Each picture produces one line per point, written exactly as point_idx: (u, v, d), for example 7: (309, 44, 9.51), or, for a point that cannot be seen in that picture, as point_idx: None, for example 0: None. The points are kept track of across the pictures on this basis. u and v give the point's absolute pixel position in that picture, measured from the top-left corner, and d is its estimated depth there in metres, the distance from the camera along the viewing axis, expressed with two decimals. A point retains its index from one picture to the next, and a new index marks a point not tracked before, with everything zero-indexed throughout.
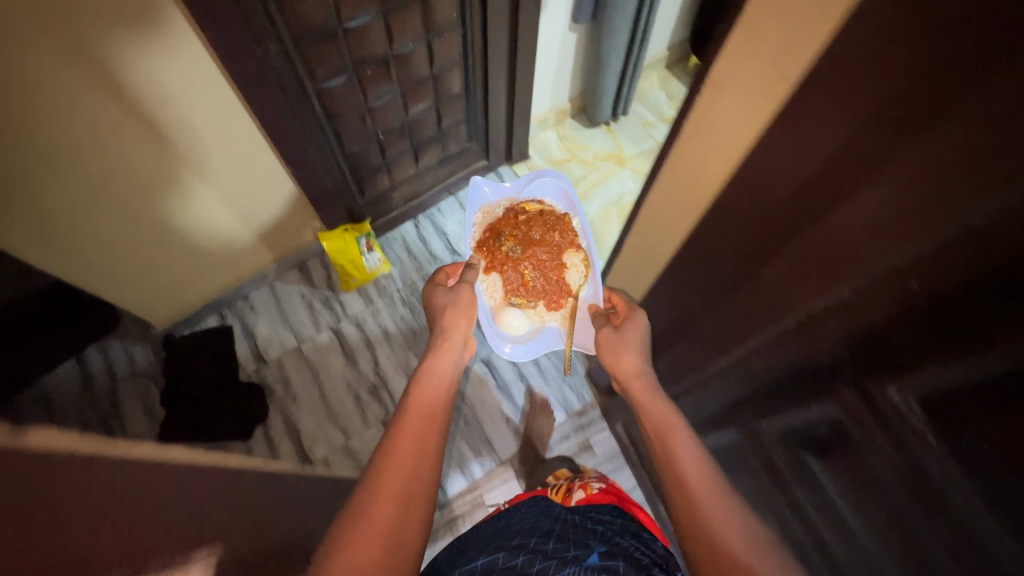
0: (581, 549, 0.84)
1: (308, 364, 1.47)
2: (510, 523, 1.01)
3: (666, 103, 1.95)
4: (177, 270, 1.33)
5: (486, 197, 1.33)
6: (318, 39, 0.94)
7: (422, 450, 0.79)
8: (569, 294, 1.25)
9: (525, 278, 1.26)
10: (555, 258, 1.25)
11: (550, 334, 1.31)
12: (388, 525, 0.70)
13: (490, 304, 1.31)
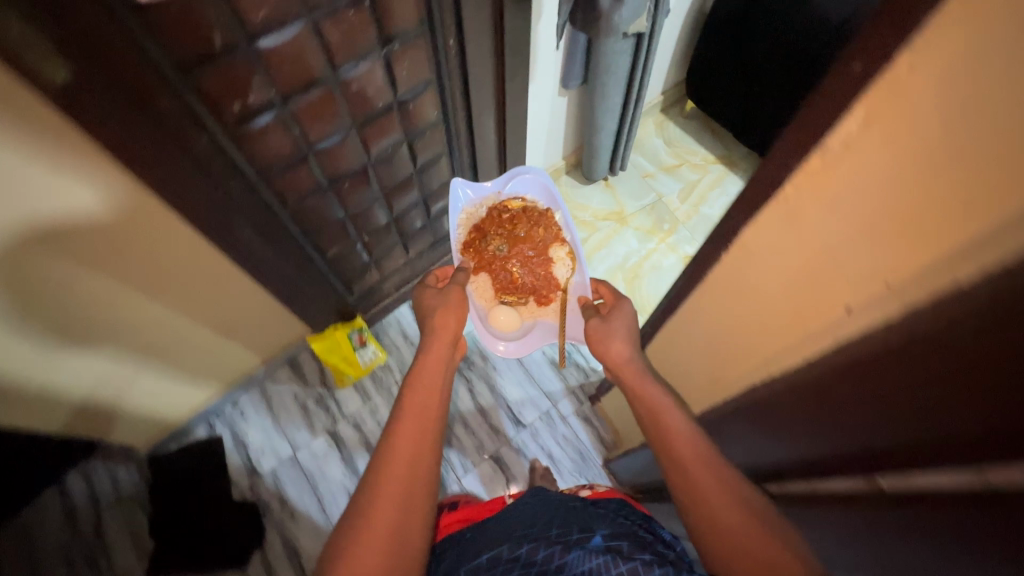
0: (584, 532, 0.81)
1: (305, 474, 1.37)
2: (509, 522, 0.87)
3: (665, 150, 1.85)
4: (160, 392, 1.24)
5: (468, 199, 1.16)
6: (285, 169, 0.85)
7: (420, 446, 0.69)
8: (560, 289, 1.09)
9: (512, 274, 1.10)
10: (541, 252, 1.09)
11: (542, 333, 1.13)
12: (394, 522, 0.62)
13: (479, 306, 1.15)
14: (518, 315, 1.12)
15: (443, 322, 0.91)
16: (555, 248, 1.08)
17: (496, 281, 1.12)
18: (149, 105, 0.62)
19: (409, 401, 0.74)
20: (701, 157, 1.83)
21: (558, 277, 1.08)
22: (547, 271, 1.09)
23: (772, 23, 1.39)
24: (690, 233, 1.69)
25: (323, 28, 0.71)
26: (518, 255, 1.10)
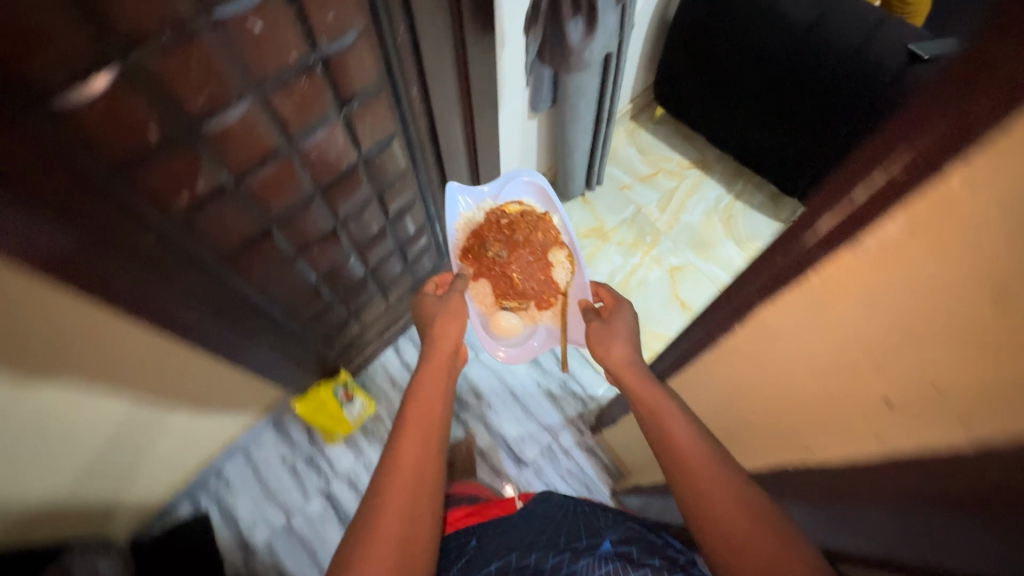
0: (592, 539, 0.86)
1: (302, 542, 1.29)
2: (518, 527, 0.95)
3: (639, 159, 1.82)
4: (134, 479, 1.15)
5: (461, 203, 1.07)
6: (247, 247, 0.78)
7: (424, 458, 0.71)
8: (560, 293, 1.05)
9: (513, 280, 1.04)
10: (541, 257, 1.04)
11: (543, 337, 1.11)
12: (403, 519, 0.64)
13: (479, 312, 1.09)
14: (518, 320, 1.09)
15: (445, 331, 0.90)
16: (556, 251, 1.03)
17: (495, 288, 1.06)
18: (76, 217, 0.53)
19: (413, 418, 0.75)
20: (676, 163, 1.80)
21: (558, 282, 1.04)
22: (548, 275, 1.04)
23: (738, 32, 1.35)
24: (674, 244, 1.67)
25: (275, 101, 0.64)
26: (519, 260, 1.03)
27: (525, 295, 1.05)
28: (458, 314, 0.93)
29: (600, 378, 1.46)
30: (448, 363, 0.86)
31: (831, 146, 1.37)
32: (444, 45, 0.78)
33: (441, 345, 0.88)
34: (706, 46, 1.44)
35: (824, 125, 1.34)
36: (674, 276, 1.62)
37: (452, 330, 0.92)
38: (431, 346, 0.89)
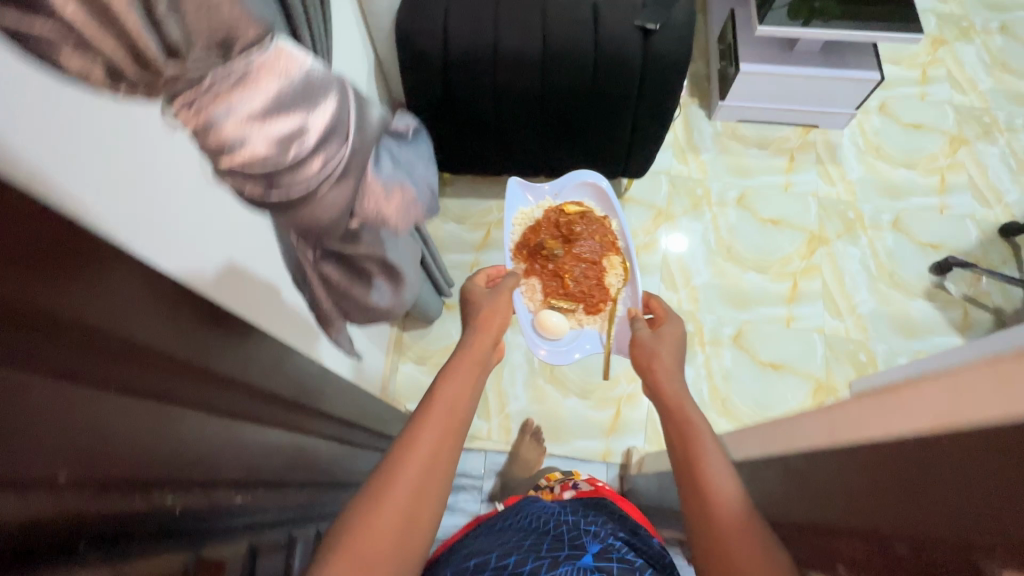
0: (574, 547, 0.84)
1: None
2: (503, 528, 0.95)
3: (463, 228, 1.66)
4: None
5: (523, 203, 1.28)
6: None
7: (442, 449, 0.69)
8: (609, 299, 1.22)
9: (565, 281, 1.21)
10: (596, 262, 1.21)
11: (589, 341, 1.23)
12: (418, 480, 0.65)
13: (529, 309, 1.22)
14: (568, 321, 1.22)
15: (489, 316, 0.93)
16: (610, 258, 1.20)
17: (547, 285, 1.22)
18: None
19: (434, 409, 0.72)
20: (497, 210, 1.67)
21: (608, 288, 1.21)
22: (599, 280, 1.21)
23: (478, 84, 1.22)
24: None
25: None
26: (573, 264, 1.21)
27: (576, 297, 1.21)
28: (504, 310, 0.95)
29: (599, 464, 1.37)
30: (484, 352, 0.86)
31: (625, 127, 1.33)
32: (228, 419, 0.54)
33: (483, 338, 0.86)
34: (456, 109, 1.29)
35: (609, 117, 1.29)
36: None
37: (499, 322, 0.93)
38: (473, 329, 0.90)
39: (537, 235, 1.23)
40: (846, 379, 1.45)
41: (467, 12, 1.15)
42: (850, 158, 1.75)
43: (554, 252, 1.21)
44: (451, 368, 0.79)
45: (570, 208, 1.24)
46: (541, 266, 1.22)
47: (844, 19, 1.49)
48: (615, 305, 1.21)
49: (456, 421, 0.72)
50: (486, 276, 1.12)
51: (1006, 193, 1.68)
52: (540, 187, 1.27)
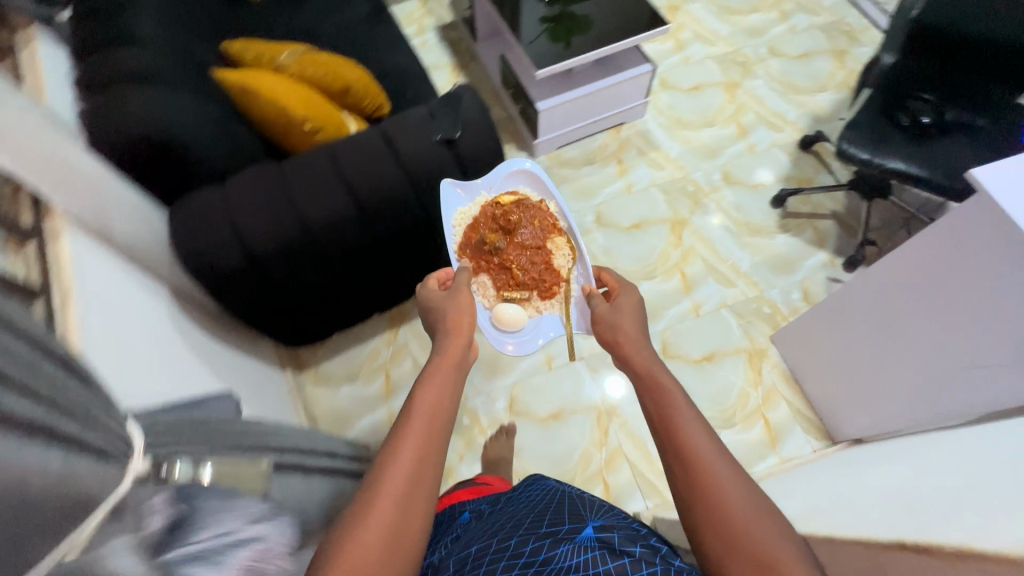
0: (574, 521, 0.82)
1: None
2: (506, 508, 0.94)
3: (357, 383, 1.48)
4: None
5: (455, 201, 1.11)
6: None
7: (428, 447, 0.70)
8: (561, 280, 1.09)
9: (513, 272, 1.07)
10: (541, 247, 1.08)
11: (553, 328, 1.08)
12: (400, 497, 0.64)
13: (484, 308, 1.08)
14: (525, 311, 1.08)
15: (457, 317, 0.89)
16: (555, 240, 1.08)
17: (496, 280, 1.08)
18: None
19: (415, 413, 0.72)
20: (384, 346, 1.52)
21: (558, 270, 1.08)
22: (548, 264, 1.09)
23: (300, 263, 1.07)
24: (488, 391, 1.49)
25: None
26: (518, 253, 1.08)
27: (528, 286, 1.07)
28: (467, 306, 0.92)
29: None
30: (460, 356, 0.83)
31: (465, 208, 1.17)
32: None
33: (454, 340, 0.85)
34: (289, 292, 1.12)
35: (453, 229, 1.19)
36: (521, 415, 1.45)
37: (467, 320, 0.91)
38: (443, 335, 0.87)
39: (476, 229, 1.09)
40: (765, 335, 1.53)
41: (252, 201, 1.00)
42: (663, 138, 1.88)
43: (496, 246, 1.06)
44: (432, 369, 0.80)
45: (505, 199, 1.09)
46: (485, 260, 1.08)
47: (597, 38, 1.65)
48: (570, 288, 1.08)
49: (439, 418, 0.73)
50: (436, 281, 1.01)
51: (786, 114, 1.91)
52: (467, 178, 1.12)
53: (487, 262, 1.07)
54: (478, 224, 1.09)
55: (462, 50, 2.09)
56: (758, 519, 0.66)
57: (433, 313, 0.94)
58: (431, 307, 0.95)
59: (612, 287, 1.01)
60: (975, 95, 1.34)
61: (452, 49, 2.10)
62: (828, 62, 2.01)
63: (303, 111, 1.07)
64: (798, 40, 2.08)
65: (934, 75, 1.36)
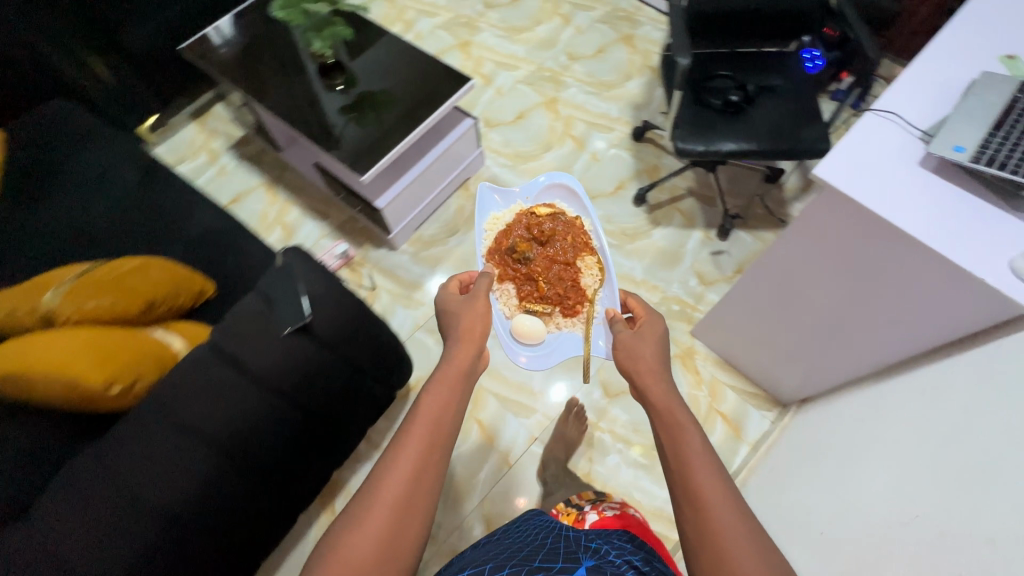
0: (568, 562, 0.79)
1: None
2: (505, 544, 0.94)
3: None
4: None
5: (493, 205, 1.35)
6: None
7: (428, 455, 0.73)
8: (586, 300, 1.24)
9: (538, 284, 1.24)
10: (570, 264, 1.26)
11: (570, 343, 1.22)
12: (396, 509, 0.67)
13: (506, 315, 1.25)
14: (545, 324, 1.24)
15: (470, 324, 0.93)
16: (584, 258, 1.25)
17: (523, 291, 1.26)
18: None
19: (420, 429, 0.75)
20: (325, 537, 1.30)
21: (584, 289, 1.24)
22: (574, 281, 1.25)
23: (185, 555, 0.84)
24: (459, 524, 1.34)
25: None
26: (546, 267, 1.25)
27: (551, 300, 1.23)
28: (478, 311, 0.96)
29: None
30: (469, 363, 0.87)
31: (355, 386, 1.01)
32: None
33: (463, 351, 0.88)
34: None
35: (349, 403, 1.02)
36: None
37: (480, 327, 0.94)
38: (454, 341, 0.90)
39: (511, 239, 1.28)
40: (686, 333, 1.56)
41: (100, 485, 0.79)
42: (511, 179, 1.83)
43: (526, 255, 1.25)
44: (440, 379, 0.82)
45: (540, 211, 1.30)
46: (516, 272, 1.27)
47: (406, 116, 1.54)
48: (593, 306, 1.22)
49: (444, 424, 0.77)
50: (458, 283, 1.08)
51: (609, 112, 1.96)
52: (510, 193, 1.36)
53: (517, 274, 1.26)
54: (513, 239, 1.28)
55: (266, 163, 1.86)
56: (754, 537, 0.66)
57: (448, 319, 0.98)
58: (446, 313, 0.98)
59: (636, 312, 1.08)
60: (740, 53, 1.50)
61: (256, 165, 1.86)
62: (623, 51, 2.10)
63: (104, 375, 0.83)
64: (588, 38, 2.14)
65: (703, 51, 1.50)
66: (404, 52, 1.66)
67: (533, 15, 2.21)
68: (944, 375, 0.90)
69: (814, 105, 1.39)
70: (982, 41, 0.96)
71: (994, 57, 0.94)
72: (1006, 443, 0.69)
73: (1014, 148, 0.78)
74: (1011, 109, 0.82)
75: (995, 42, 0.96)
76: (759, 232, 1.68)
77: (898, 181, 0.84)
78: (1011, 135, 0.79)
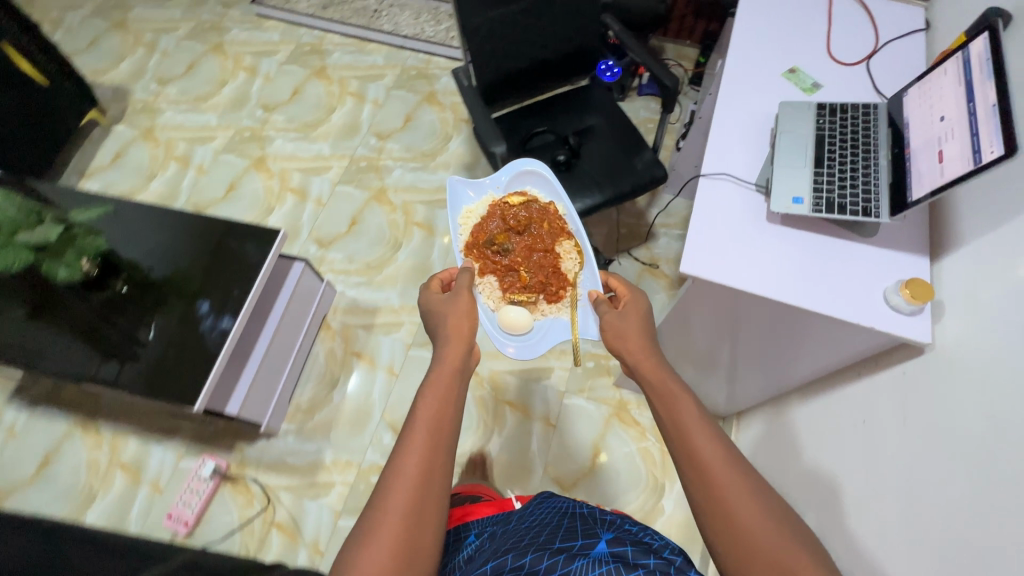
0: (587, 538, 0.82)
1: None
2: (521, 526, 0.92)
3: None
4: None
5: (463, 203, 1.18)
6: None
7: (430, 467, 0.67)
8: (570, 284, 1.09)
9: (521, 273, 1.09)
10: (550, 250, 1.11)
11: (559, 331, 1.07)
12: (401, 548, 0.60)
13: (491, 307, 1.09)
14: (532, 315, 1.08)
15: (456, 324, 0.86)
16: (562, 244, 1.11)
17: (505, 281, 1.10)
18: None
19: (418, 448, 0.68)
20: None
21: (566, 273, 1.09)
22: (556, 267, 1.10)
23: None
24: None
25: None
26: (526, 255, 1.10)
27: (534, 288, 1.08)
28: (462, 309, 0.89)
29: None
30: (461, 364, 0.80)
31: None
32: None
33: (450, 354, 0.81)
34: None
35: None
36: None
37: (467, 324, 0.87)
38: (444, 345, 0.82)
39: (486, 229, 1.13)
40: (611, 386, 1.51)
41: None
42: (372, 294, 1.64)
43: (505, 245, 1.09)
44: (432, 386, 0.75)
45: (515, 199, 1.15)
46: (497, 263, 1.10)
47: (217, 297, 1.28)
48: (578, 290, 1.08)
49: (442, 433, 0.70)
50: (439, 282, 0.98)
51: (443, 181, 1.83)
52: (479, 182, 1.18)
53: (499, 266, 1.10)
54: (490, 230, 1.12)
55: (67, 397, 1.48)
56: (757, 491, 0.66)
57: (433, 321, 0.90)
58: (432, 315, 0.91)
59: (618, 291, 0.99)
60: (546, 101, 1.44)
61: (56, 405, 1.47)
62: (430, 113, 1.97)
63: None
64: (390, 110, 1.98)
65: (511, 111, 1.42)
66: (185, 219, 1.38)
67: (323, 103, 2.00)
68: (855, 396, 0.90)
69: (634, 131, 1.38)
70: (764, 62, 0.96)
71: (780, 76, 0.95)
72: (936, 490, 0.68)
73: (843, 184, 0.77)
74: (823, 140, 0.82)
75: (774, 59, 0.97)
76: (632, 253, 1.67)
77: (755, 247, 0.80)
78: (837, 169, 0.79)
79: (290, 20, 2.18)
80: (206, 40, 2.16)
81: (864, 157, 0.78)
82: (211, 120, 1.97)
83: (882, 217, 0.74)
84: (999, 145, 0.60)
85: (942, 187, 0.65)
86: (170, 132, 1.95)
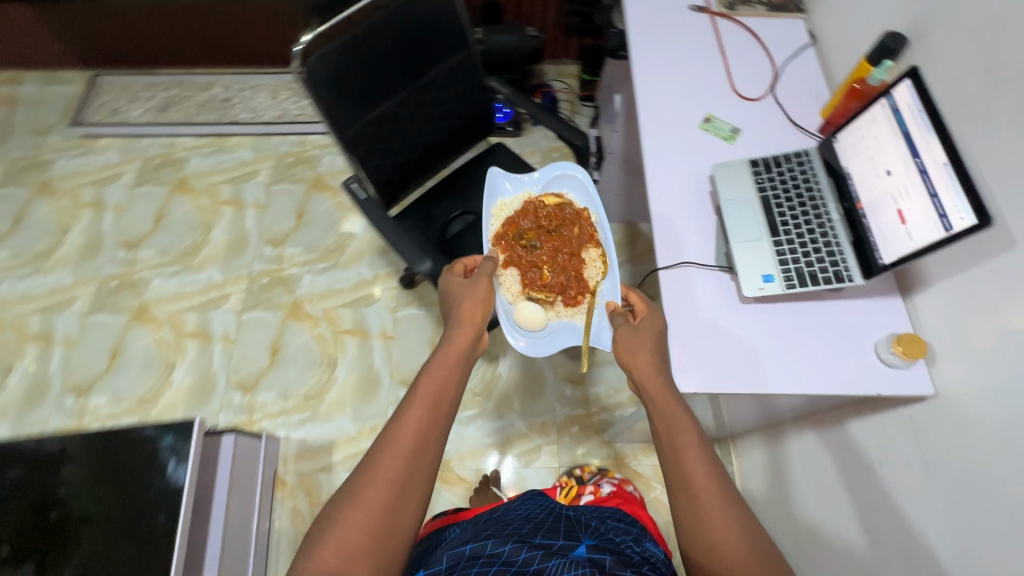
0: (567, 538, 0.72)
1: None
2: (502, 517, 0.83)
3: None
4: None
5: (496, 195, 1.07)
6: None
7: (422, 446, 0.62)
8: (588, 292, 0.97)
9: (544, 270, 0.98)
10: (577, 254, 0.99)
11: (569, 335, 0.96)
12: (379, 520, 0.57)
13: (507, 300, 0.98)
14: (546, 314, 0.97)
15: (471, 308, 0.78)
16: (591, 252, 0.97)
17: (528, 277, 0.98)
18: None
19: (412, 437, 0.62)
20: None
21: (587, 279, 0.97)
22: (578, 272, 0.97)
23: None
24: None
25: None
26: (552, 255, 0.99)
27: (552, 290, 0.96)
28: (479, 293, 0.80)
29: None
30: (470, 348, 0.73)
31: None
32: None
33: (462, 339, 0.73)
34: None
35: None
36: None
37: (481, 312, 0.79)
38: (454, 328, 0.75)
39: (517, 221, 1.02)
40: (603, 445, 1.44)
41: None
42: (321, 428, 1.45)
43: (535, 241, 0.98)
44: (437, 366, 0.69)
45: (553, 197, 1.03)
46: (524, 257, 0.99)
47: (136, 523, 1.05)
48: (597, 300, 0.96)
49: (437, 422, 0.64)
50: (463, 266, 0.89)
51: (360, 275, 1.66)
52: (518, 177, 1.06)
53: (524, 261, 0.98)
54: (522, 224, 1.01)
55: None
56: (745, 525, 0.57)
57: (446, 303, 0.82)
58: (446, 296, 0.83)
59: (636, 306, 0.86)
60: (453, 176, 1.31)
61: None
62: (323, 201, 1.78)
63: None
64: (276, 209, 1.76)
65: (420, 198, 1.28)
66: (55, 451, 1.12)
67: (196, 221, 1.74)
68: None
69: None
70: (678, 115, 0.90)
71: (699, 129, 0.89)
72: None
73: (807, 249, 0.74)
74: (773, 200, 0.78)
75: (687, 110, 0.91)
76: None
77: (740, 330, 0.75)
78: (796, 232, 0.75)
79: (126, 133, 1.88)
80: (27, 182, 1.81)
81: (818, 214, 0.75)
82: (64, 279, 1.65)
83: (857, 280, 0.70)
84: (967, 211, 0.58)
85: (916, 252, 0.63)
86: (14, 307, 1.61)
